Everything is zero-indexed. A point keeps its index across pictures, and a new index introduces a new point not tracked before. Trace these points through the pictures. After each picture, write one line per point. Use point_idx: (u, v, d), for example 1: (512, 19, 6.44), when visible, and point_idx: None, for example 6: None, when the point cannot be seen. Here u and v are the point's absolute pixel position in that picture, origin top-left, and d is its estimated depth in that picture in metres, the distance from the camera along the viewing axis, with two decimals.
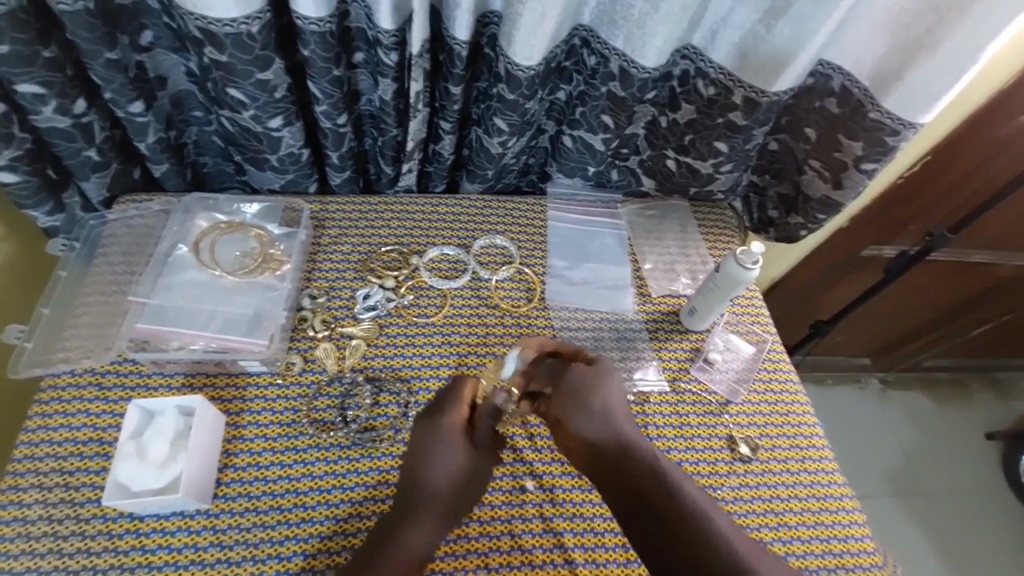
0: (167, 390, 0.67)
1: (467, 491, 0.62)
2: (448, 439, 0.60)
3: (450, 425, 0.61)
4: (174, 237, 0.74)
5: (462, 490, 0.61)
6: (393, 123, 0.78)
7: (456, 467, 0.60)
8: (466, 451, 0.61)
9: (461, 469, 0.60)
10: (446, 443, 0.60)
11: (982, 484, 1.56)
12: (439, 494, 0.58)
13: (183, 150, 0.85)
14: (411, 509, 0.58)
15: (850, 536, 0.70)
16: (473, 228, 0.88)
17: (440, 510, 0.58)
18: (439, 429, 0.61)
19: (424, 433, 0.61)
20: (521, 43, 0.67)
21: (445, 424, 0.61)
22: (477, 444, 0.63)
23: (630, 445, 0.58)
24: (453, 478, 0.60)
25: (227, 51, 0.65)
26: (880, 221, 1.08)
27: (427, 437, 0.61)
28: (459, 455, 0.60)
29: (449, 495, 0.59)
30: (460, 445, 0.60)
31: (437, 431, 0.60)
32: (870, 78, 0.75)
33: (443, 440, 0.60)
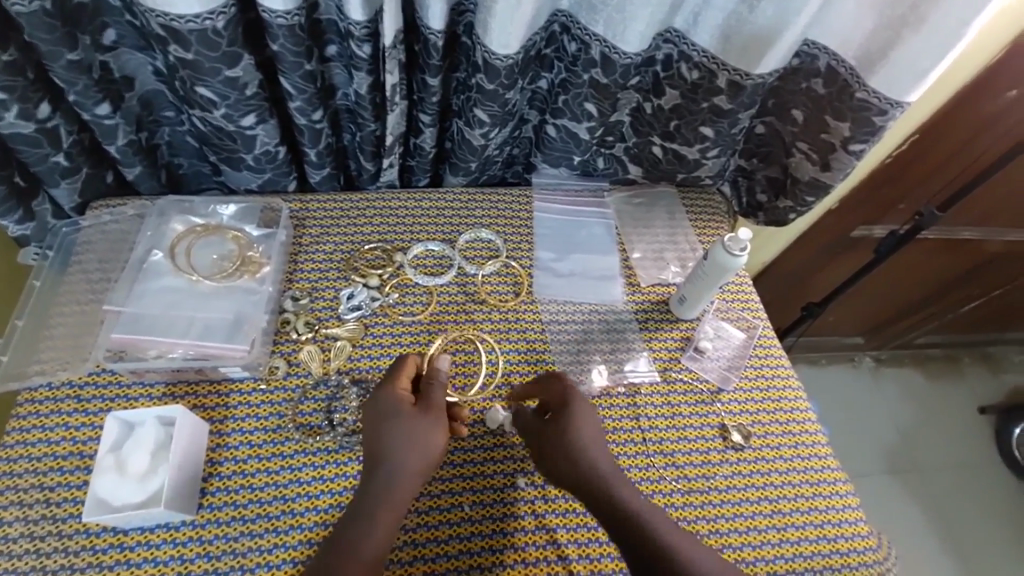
0: (148, 401, 0.66)
1: (425, 468, 0.59)
2: (391, 419, 0.59)
3: (389, 406, 0.60)
4: (149, 243, 0.72)
5: (419, 469, 0.58)
6: (370, 118, 0.76)
7: (402, 436, 0.58)
8: (412, 426, 0.59)
9: (409, 449, 0.58)
10: (388, 416, 0.60)
11: (975, 459, 1.58)
12: (386, 479, 0.57)
13: (156, 152, 0.83)
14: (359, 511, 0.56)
15: (843, 521, 0.70)
16: (457, 223, 0.86)
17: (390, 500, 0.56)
18: (375, 411, 0.61)
19: (369, 417, 0.61)
20: (497, 31, 0.65)
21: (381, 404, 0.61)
22: (425, 413, 0.61)
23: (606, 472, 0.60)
24: (401, 459, 0.57)
25: (193, 49, 0.63)
26: (870, 202, 1.07)
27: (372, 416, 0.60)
28: (400, 433, 0.58)
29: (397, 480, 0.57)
30: (403, 420, 0.59)
31: (376, 416, 0.60)
32: (857, 57, 0.73)
33: (386, 424, 0.59)
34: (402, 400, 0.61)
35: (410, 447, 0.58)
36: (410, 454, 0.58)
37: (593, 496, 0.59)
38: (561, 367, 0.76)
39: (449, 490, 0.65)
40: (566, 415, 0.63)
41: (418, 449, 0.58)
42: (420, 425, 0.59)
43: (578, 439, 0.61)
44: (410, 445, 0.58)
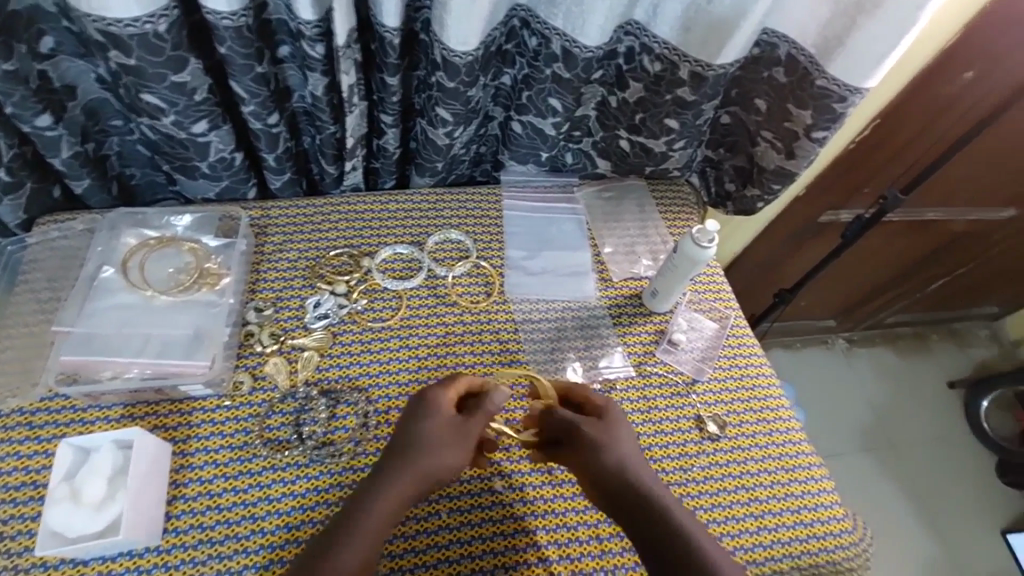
0: (105, 424, 0.63)
1: (431, 476, 0.55)
2: (433, 416, 0.57)
3: (433, 404, 0.58)
4: (99, 259, 0.69)
5: (433, 477, 0.55)
6: (328, 120, 0.74)
7: (423, 436, 0.55)
8: (450, 430, 0.56)
9: (443, 451, 0.55)
10: (422, 412, 0.57)
11: (945, 432, 1.62)
12: (393, 473, 0.55)
13: (106, 163, 0.79)
14: (357, 510, 0.54)
15: (819, 505, 0.71)
16: (426, 224, 0.85)
17: (402, 500, 0.54)
18: (417, 408, 0.58)
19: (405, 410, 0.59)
20: (454, 28, 0.64)
21: (424, 403, 0.58)
22: (458, 422, 0.57)
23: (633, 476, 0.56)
24: (428, 461, 0.55)
25: (134, 55, 0.60)
26: (836, 187, 1.08)
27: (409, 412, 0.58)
28: (436, 433, 0.56)
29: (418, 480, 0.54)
30: (444, 420, 0.57)
31: (416, 413, 0.58)
32: (815, 45, 0.74)
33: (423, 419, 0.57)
34: (443, 405, 0.58)
35: (428, 452, 0.55)
36: (426, 457, 0.55)
37: (615, 496, 0.56)
38: (535, 366, 0.75)
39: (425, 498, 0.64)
40: (604, 430, 0.59)
41: (434, 456, 0.55)
42: (445, 434, 0.56)
43: (608, 449, 0.57)
44: (428, 449, 0.55)
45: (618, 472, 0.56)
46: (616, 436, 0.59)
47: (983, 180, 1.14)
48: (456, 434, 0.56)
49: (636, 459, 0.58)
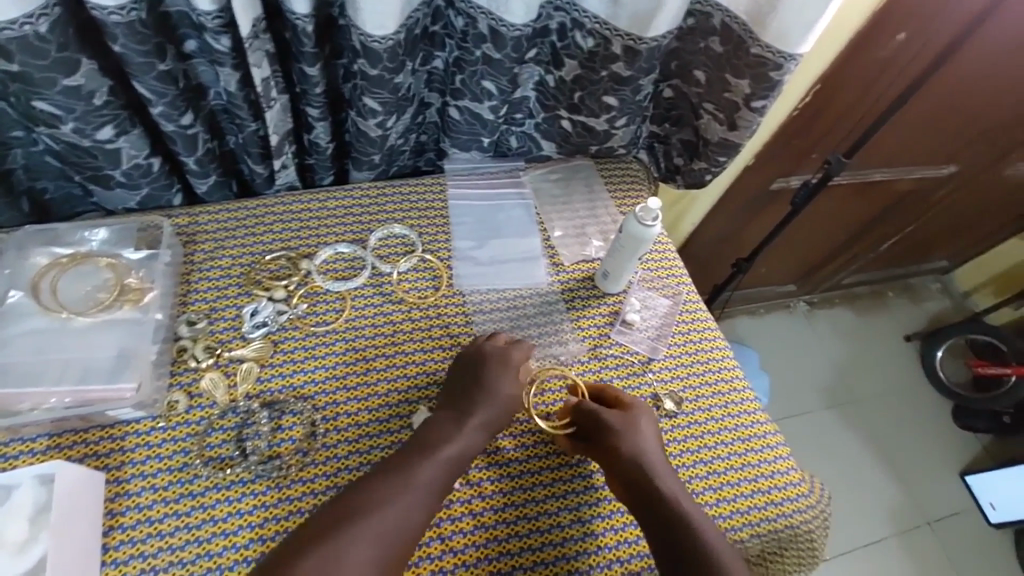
0: (30, 457, 0.59)
1: (500, 425, 0.65)
2: (510, 370, 0.67)
3: (501, 352, 0.68)
4: (5, 283, 0.64)
5: (499, 425, 0.65)
6: (248, 116, 0.70)
7: (504, 389, 0.65)
8: (521, 388, 0.67)
9: (516, 388, 0.67)
10: (503, 369, 0.66)
11: (903, 385, 1.69)
12: (473, 426, 0.63)
13: (11, 178, 0.73)
14: (438, 439, 0.61)
15: (776, 472, 0.73)
16: (368, 220, 0.81)
17: (483, 431, 0.63)
18: (482, 354, 0.68)
19: (474, 366, 0.67)
20: (368, 12, 0.60)
21: (493, 350, 0.68)
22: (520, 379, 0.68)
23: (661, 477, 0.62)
24: (502, 412, 0.65)
25: (16, 59, 0.54)
26: (783, 155, 1.09)
27: (480, 369, 0.66)
28: (511, 375, 0.67)
29: (497, 412, 0.65)
30: (514, 366, 0.68)
31: (485, 358, 0.67)
32: (747, 13, 0.73)
33: (493, 363, 0.67)
34: (514, 365, 0.68)
35: (505, 404, 0.65)
36: (502, 409, 0.65)
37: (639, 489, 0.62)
38: None
39: None
40: (638, 418, 0.66)
41: (507, 407, 0.66)
42: (518, 388, 0.67)
43: (632, 439, 0.64)
44: (504, 403, 0.65)
45: (638, 465, 0.63)
46: (640, 427, 0.66)
47: (924, 138, 1.16)
48: (521, 390, 0.67)
49: (656, 449, 0.65)
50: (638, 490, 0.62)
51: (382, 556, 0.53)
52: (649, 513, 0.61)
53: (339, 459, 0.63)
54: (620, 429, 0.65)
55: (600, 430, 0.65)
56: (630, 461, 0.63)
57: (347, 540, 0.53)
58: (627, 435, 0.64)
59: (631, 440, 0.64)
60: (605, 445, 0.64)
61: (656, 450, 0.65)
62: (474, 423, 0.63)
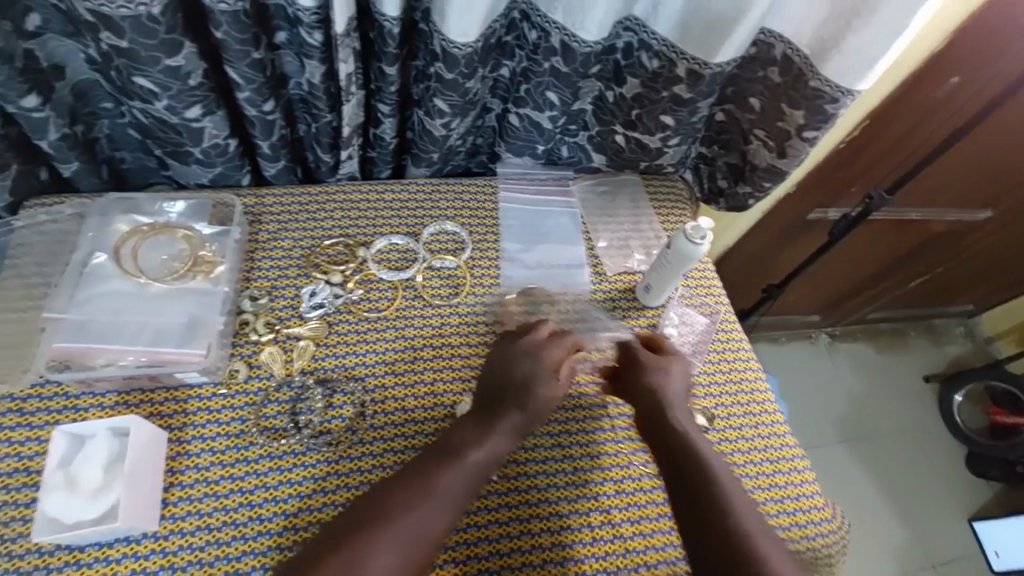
0: (100, 411, 0.63)
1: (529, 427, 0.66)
2: (542, 376, 0.67)
3: (535, 348, 0.68)
4: (90, 245, 0.68)
5: (528, 428, 0.66)
6: (325, 108, 0.74)
7: (534, 392, 0.66)
8: (554, 393, 0.67)
9: (551, 390, 0.67)
10: (537, 374, 0.66)
11: (920, 424, 1.68)
12: (502, 429, 0.64)
13: (94, 146, 0.77)
14: (470, 443, 0.62)
15: (801, 495, 0.74)
16: (422, 215, 0.85)
17: (513, 436, 0.64)
18: (516, 352, 0.68)
19: (508, 366, 0.67)
20: (455, 20, 0.63)
21: (528, 349, 0.68)
22: (553, 382, 0.67)
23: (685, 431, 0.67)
24: (530, 418, 0.66)
25: (127, 37, 0.58)
26: (824, 185, 1.11)
27: (513, 371, 0.67)
28: (547, 379, 0.67)
29: (529, 417, 0.65)
30: (548, 367, 0.67)
31: (518, 356, 0.68)
32: (809, 46, 0.74)
33: (527, 362, 0.67)
34: (547, 369, 0.67)
35: (536, 408, 0.66)
36: (532, 412, 0.66)
37: (660, 433, 0.68)
38: None
39: None
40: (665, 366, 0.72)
41: (536, 412, 0.66)
42: (551, 394, 0.67)
43: (659, 381, 0.71)
44: (534, 406, 0.65)
45: (660, 410, 0.69)
46: (669, 371, 0.72)
47: (965, 181, 1.17)
48: (554, 394, 0.67)
49: (681, 402, 0.70)
50: (674, 465, 0.66)
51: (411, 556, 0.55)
52: (673, 470, 0.66)
53: (384, 440, 0.66)
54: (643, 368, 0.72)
55: (635, 374, 0.72)
56: (653, 394, 0.70)
57: (378, 540, 0.55)
58: (653, 376, 0.71)
59: (656, 381, 0.71)
60: (636, 382, 0.71)
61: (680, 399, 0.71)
62: (503, 428, 0.64)
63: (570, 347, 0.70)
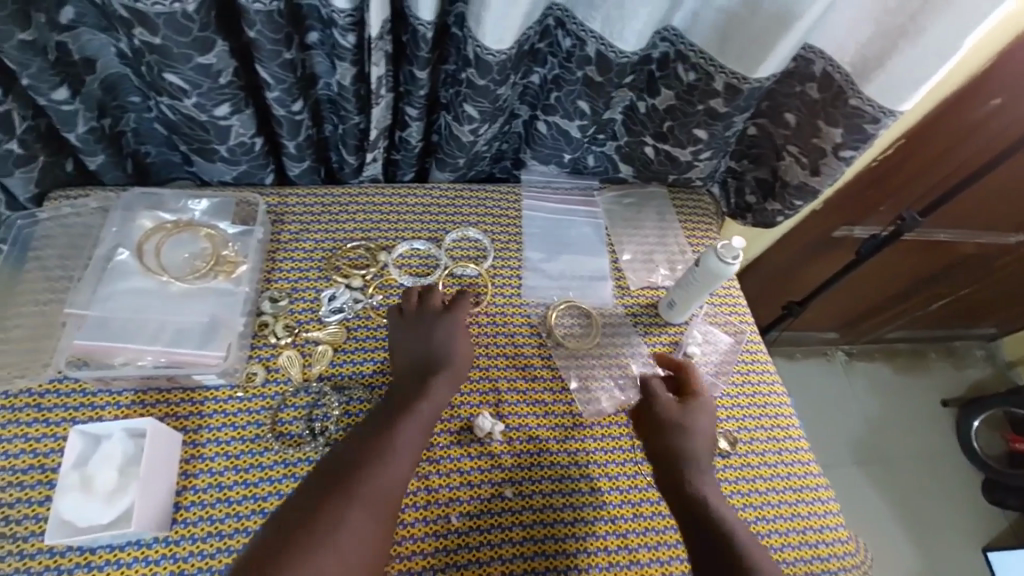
0: (115, 410, 0.62)
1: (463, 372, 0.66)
2: (456, 329, 0.68)
3: (437, 314, 0.69)
4: (113, 241, 0.68)
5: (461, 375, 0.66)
6: (354, 110, 0.73)
7: (454, 337, 0.67)
8: (469, 341, 0.68)
9: (464, 347, 0.67)
10: (450, 327, 0.68)
11: (939, 450, 1.64)
12: (440, 379, 0.64)
13: (121, 140, 0.77)
14: (412, 397, 0.62)
15: (825, 526, 0.72)
16: (444, 221, 0.83)
17: (450, 386, 0.64)
18: (425, 318, 0.69)
19: (415, 326, 0.68)
20: (491, 26, 0.62)
21: (429, 314, 0.69)
22: (460, 332, 0.68)
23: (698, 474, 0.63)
24: (461, 365, 0.66)
25: (160, 33, 0.57)
26: (853, 203, 1.08)
27: (427, 330, 0.67)
28: (459, 333, 0.68)
29: (454, 373, 0.65)
30: (456, 318, 0.69)
31: (427, 320, 0.68)
32: (852, 64, 0.72)
33: (438, 325, 0.68)
34: (449, 325, 0.68)
35: (461, 352, 0.67)
36: (461, 358, 0.66)
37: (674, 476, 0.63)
38: (566, 371, 0.75)
39: (436, 501, 0.65)
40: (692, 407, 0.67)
41: (463, 357, 0.67)
42: (467, 340, 0.68)
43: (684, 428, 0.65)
44: (460, 350, 0.67)
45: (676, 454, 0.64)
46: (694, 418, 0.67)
47: (998, 203, 1.14)
48: (469, 341, 0.68)
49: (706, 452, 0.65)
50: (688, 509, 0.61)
51: (382, 513, 0.54)
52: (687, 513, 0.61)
53: None
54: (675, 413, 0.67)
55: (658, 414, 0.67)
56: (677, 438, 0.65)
57: (352, 496, 0.53)
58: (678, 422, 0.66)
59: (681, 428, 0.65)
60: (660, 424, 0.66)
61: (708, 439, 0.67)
62: (440, 379, 0.64)
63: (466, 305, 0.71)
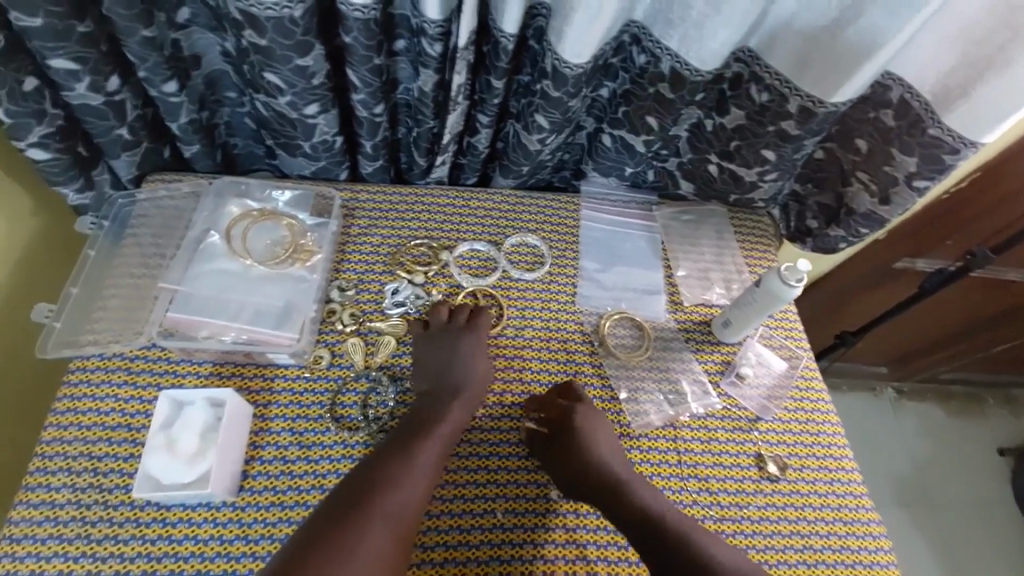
0: (195, 379, 0.67)
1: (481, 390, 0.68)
2: (474, 349, 0.70)
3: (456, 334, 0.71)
4: (205, 224, 0.74)
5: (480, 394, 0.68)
6: (430, 114, 0.76)
7: (472, 355, 0.70)
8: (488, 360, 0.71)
9: (481, 368, 0.70)
10: (468, 346, 0.70)
11: (996, 502, 1.54)
12: (460, 397, 0.66)
13: (214, 131, 0.82)
14: (429, 420, 0.63)
15: (875, 563, 0.70)
16: (504, 225, 0.86)
17: (467, 407, 0.66)
18: (447, 335, 0.71)
19: (433, 346, 0.70)
20: (571, 40, 0.64)
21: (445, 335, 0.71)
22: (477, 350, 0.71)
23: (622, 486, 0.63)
24: (479, 385, 0.68)
25: (267, 36, 0.62)
26: (919, 235, 1.05)
27: (445, 350, 0.70)
28: (478, 355, 0.70)
29: (470, 394, 0.67)
30: (479, 334, 0.72)
31: (445, 340, 0.71)
32: (933, 93, 0.71)
33: (458, 349, 0.69)
34: (467, 345, 0.70)
35: (479, 370, 0.69)
36: (480, 377, 0.69)
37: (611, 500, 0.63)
38: (616, 380, 0.76)
39: (482, 495, 0.67)
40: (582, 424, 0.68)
41: (480, 376, 0.69)
42: (484, 358, 0.70)
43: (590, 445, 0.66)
44: (479, 367, 0.69)
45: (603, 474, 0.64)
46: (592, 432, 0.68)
47: None
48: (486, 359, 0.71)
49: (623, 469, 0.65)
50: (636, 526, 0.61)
51: (403, 526, 0.55)
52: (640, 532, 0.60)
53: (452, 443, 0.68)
54: (565, 424, 0.68)
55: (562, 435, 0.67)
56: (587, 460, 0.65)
57: (372, 513, 0.54)
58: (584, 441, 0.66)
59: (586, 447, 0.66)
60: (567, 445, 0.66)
61: (608, 440, 0.68)
62: (462, 400, 0.66)
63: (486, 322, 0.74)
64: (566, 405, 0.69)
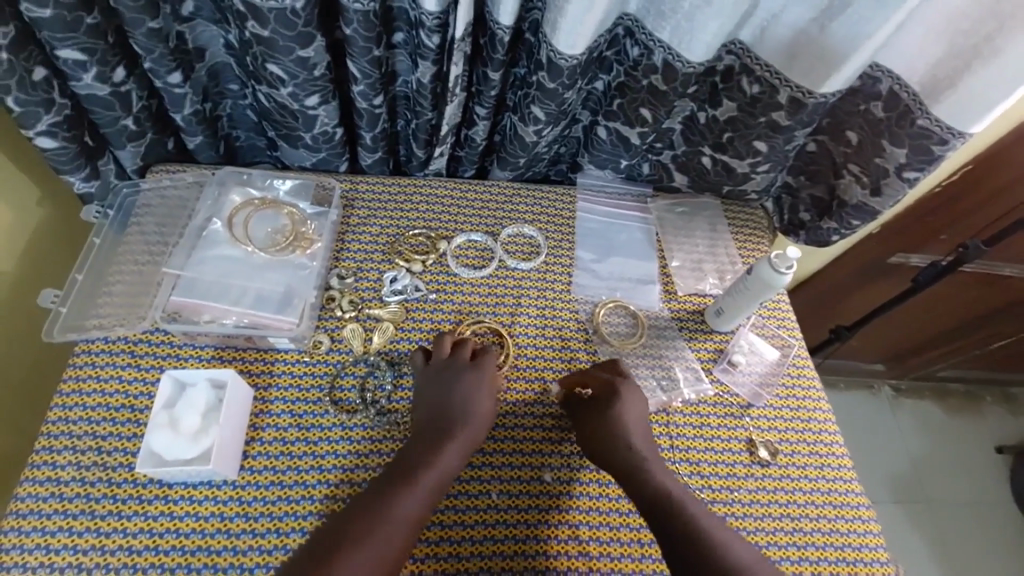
0: (198, 362, 0.69)
1: (479, 436, 0.65)
2: (475, 389, 0.67)
3: (458, 369, 0.68)
4: (208, 212, 0.75)
5: (476, 440, 0.65)
6: (428, 106, 0.78)
7: (473, 395, 0.66)
8: (490, 402, 0.67)
9: (482, 408, 0.66)
10: (470, 385, 0.67)
11: (992, 497, 1.55)
12: (455, 440, 0.63)
13: (217, 123, 0.84)
14: (418, 462, 0.61)
15: (864, 545, 0.71)
16: (502, 216, 0.87)
17: (461, 450, 0.63)
18: (451, 371, 0.68)
19: (433, 380, 0.67)
20: (566, 32, 0.66)
21: (445, 369, 0.68)
22: (479, 390, 0.67)
23: (643, 467, 0.64)
24: (476, 430, 0.64)
25: (270, 27, 0.63)
26: (913, 228, 1.06)
27: (444, 388, 0.66)
28: (480, 394, 0.66)
29: (466, 440, 0.63)
30: (485, 374, 0.68)
31: (446, 377, 0.67)
32: (921, 84, 0.72)
33: (457, 388, 0.66)
34: (470, 383, 0.67)
35: (480, 413, 0.65)
36: (479, 421, 0.65)
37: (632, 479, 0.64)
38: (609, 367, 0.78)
39: (478, 477, 0.68)
40: (616, 399, 0.68)
41: (480, 420, 0.65)
42: (487, 403, 0.67)
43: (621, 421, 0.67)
44: (480, 412, 0.65)
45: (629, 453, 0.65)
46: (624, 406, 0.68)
47: None
48: (489, 401, 0.67)
49: (651, 453, 0.66)
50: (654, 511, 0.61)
51: (382, 568, 0.54)
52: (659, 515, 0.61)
53: None
54: (598, 411, 0.68)
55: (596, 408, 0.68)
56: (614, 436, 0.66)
57: (348, 559, 0.53)
58: (615, 417, 0.67)
59: (618, 422, 0.67)
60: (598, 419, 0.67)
61: (639, 420, 0.69)
62: (455, 445, 0.62)
63: (491, 360, 0.70)
64: (606, 380, 0.70)
